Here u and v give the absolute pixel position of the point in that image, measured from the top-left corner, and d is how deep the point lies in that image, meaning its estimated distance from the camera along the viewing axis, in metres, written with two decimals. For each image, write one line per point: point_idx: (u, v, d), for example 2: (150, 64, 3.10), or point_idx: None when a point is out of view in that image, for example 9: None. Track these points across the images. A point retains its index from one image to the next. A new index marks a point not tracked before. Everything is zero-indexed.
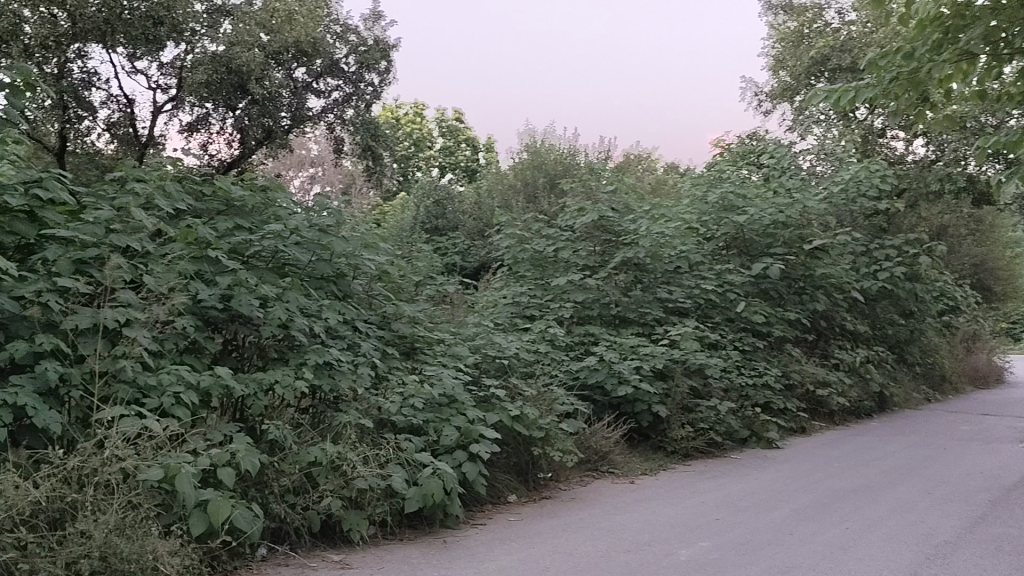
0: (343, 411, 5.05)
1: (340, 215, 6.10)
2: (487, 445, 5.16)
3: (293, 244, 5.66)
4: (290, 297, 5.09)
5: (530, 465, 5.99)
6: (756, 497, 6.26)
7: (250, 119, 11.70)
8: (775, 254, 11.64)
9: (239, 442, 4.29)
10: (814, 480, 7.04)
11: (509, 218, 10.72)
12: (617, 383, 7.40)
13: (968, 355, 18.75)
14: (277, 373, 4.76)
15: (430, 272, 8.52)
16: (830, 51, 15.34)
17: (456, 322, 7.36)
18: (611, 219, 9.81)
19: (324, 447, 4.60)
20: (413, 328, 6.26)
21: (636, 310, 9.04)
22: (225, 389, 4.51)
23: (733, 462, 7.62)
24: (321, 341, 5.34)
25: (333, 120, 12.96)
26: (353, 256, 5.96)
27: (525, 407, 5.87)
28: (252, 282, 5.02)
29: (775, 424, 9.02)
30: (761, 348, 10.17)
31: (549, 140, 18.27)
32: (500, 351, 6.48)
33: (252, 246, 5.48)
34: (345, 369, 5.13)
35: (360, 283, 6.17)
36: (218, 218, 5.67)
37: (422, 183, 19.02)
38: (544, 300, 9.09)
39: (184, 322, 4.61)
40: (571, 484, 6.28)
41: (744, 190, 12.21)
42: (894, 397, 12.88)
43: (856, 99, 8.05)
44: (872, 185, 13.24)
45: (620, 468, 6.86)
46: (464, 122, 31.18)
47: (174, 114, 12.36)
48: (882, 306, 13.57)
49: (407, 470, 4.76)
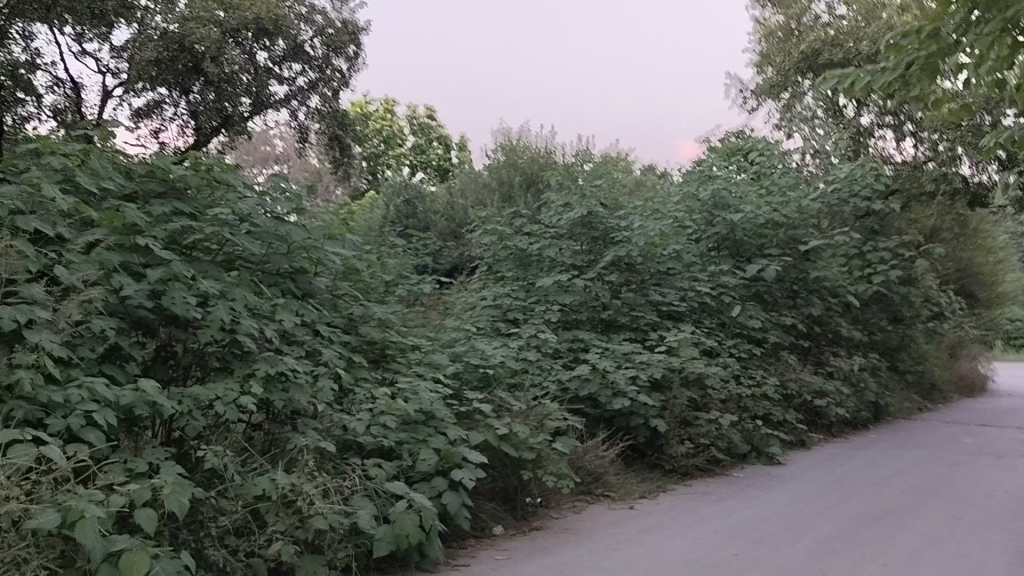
0: (301, 432, 4.24)
1: (301, 201, 5.24)
2: (471, 472, 4.37)
3: (244, 234, 4.85)
4: (237, 294, 4.26)
5: (519, 491, 5.19)
6: (770, 524, 5.50)
7: (206, 103, 10.84)
8: (769, 255, 10.97)
9: (169, 474, 3.47)
10: (831, 503, 6.31)
11: (487, 214, 9.95)
12: (612, 395, 6.58)
13: (954, 362, 18.30)
14: (220, 386, 3.94)
15: (403, 272, 7.70)
16: (820, 45, 14.77)
17: (432, 327, 6.55)
18: (601, 214, 8.97)
19: (275, 477, 3.78)
20: (383, 332, 5.47)
21: (629, 315, 8.26)
22: (152, 406, 3.67)
23: (737, 482, 6.88)
24: (275, 348, 4.51)
25: (298, 107, 12.10)
26: (315, 248, 5.15)
27: (514, 423, 5.09)
28: (189, 276, 4.19)
29: (777, 438, 8.31)
30: (758, 356, 9.47)
31: (525, 139, 17.51)
32: (483, 359, 5.72)
33: (194, 235, 4.66)
34: (303, 382, 4.29)
35: (323, 281, 5.35)
36: (154, 200, 4.83)
37: (393, 182, 18.15)
38: (527, 303, 8.33)
39: (103, 324, 3.77)
40: (563, 511, 5.47)
41: (736, 187, 11.54)
42: (890, 406, 12.29)
43: (870, 85, 7.43)
44: (866, 185, 12.62)
45: (617, 491, 6.07)
46: (436, 120, 30.30)
47: (123, 99, 11.43)
48: (875, 311, 12.98)
49: (376, 504, 3.97)
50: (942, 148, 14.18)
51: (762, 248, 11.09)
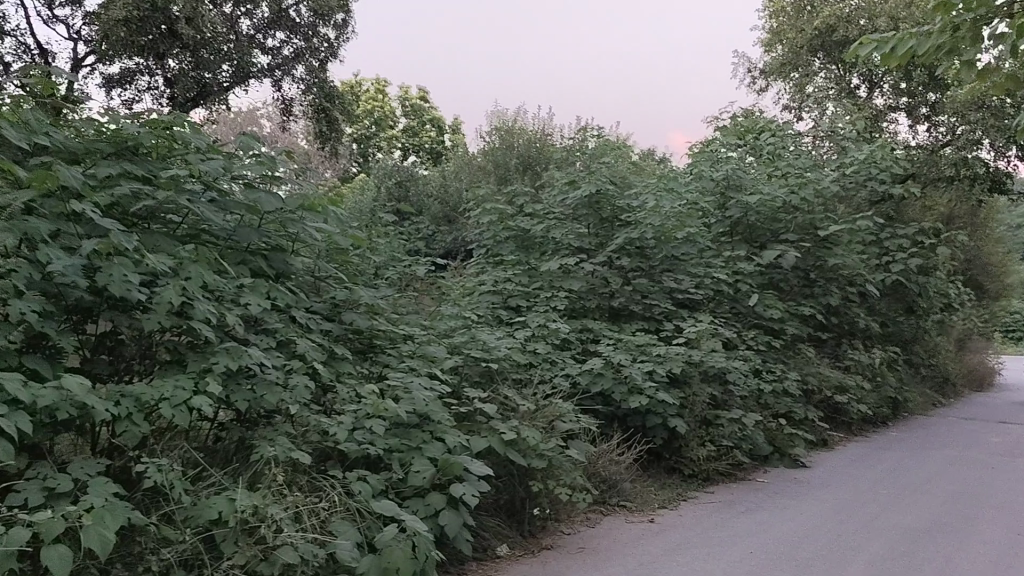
0: (270, 439, 3.52)
1: (276, 167, 4.49)
2: (474, 486, 3.65)
3: (206, 203, 4.11)
4: (193, 271, 3.53)
5: (526, 504, 4.49)
6: (812, 543, 4.81)
7: (183, 71, 10.07)
8: (785, 242, 10.28)
9: (95, 497, 2.75)
10: (873, 515, 5.61)
11: (486, 192, 9.22)
12: (628, 392, 5.85)
13: (962, 355, 17.72)
14: (168, 384, 3.22)
15: (395, 253, 6.98)
16: (835, 21, 14.07)
17: (427, 314, 5.83)
18: (610, 194, 8.21)
19: (234, 497, 3.06)
20: (371, 320, 4.76)
21: (641, 303, 7.55)
22: (80, 408, 2.95)
23: (764, 488, 6.19)
24: (241, 338, 3.78)
25: (282, 78, 11.32)
26: (291, 222, 4.42)
27: (523, 428, 4.37)
28: (134, 250, 3.45)
29: (800, 437, 7.64)
30: (775, 349, 8.80)
31: (522, 119, 16.75)
32: (485, 351, 5.02)
33: (144, 202, 3.92)
34: (273, 378, 3.57)
35: (302, 261, 4.62)
36: (100, 161, 4.08)
37: (383, 164, 17.34)
38: (530, 288, 7.60)
39: (21, 305, 3.04)
40: (576, 525, 4.77)
41: (749, 168, 10.83)
42: (906, 402, 11.67)
43: (908, 53, 6.81)
44: (884, 168, 11.93)
45: (634, 501, 5.39)
46: (429, 101, 29.41)
47: (96, 67, 10.60)
48: (892, 301, 12.32)
49: (358, 527, 3.26)
50: (961, 131, 13.49)
51: (777, 234, 10.40)
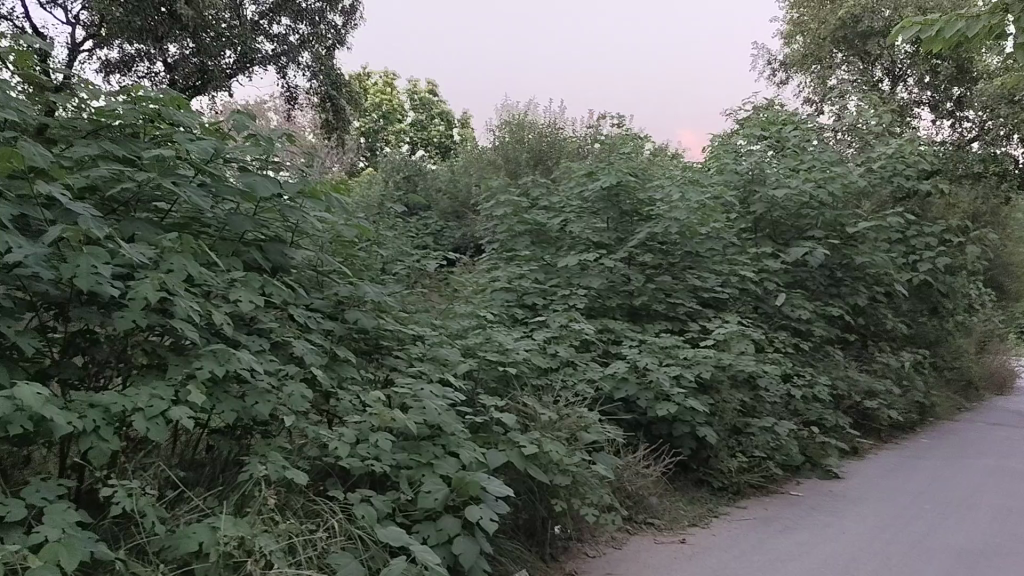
0: (261, 455, 3.09)
1: (274, 149, 4.06)
2: (493, 509, 3.22)
3: (194, 187, 3.68)
4: (176, 263, 3.10)
5: (548, 525, 4.07)
6: (863, 568, 4.34)
7: (184, 56, 9.70)
8: (811, 239, 9.81)
9: (51, 527, 2.33)
10: (923, 535, 5.15)
11: (499, 184, 8.79)
12: (655, 399, 5.41)
13: (983, 358, 17.21)
14: (143, 393, 2.80)
15: (403, 248, 6.55)
16: (860, 10, 13.58)
17: (439, 313, 5.39)
18: (631, 186, 7.76)
19: (217, 524, 2.64)
20: (377, 320, 4.34)
21: (665, 302, 7.11)
22: (38, 420, 2.53)
23: (799, 503, 5.74)
24: (232, 340, 3.36)
25: (286, 66, 10.89)
26: (289, 210, 3.98)
27: (545, 440, 3.94)
28: (108, 238, 3.03)
29: (832, 446, 7.20)
30: (803, 352, 8.35)
31: (533, 112, 16.29)
32: (502, 354, 4.59)
33: (126, 187, 3.49)
34: (265, 385, 3.14)
35: (301, 253, 4.19)
36: (77, 141, 3.65)
37: (390, 158, 16.89)
38: (547, 285, 7.16)
39: None
40: (602, 547, 4.34)
41: (774, 162, 10.37)
42: (933, 408, 11.21)
43: (957, 37, 6.30)
44: (912, 163, 11.44)
45: (662, 518, 4.95)
46: (438, 95, 28.95)
47: (94, 51, 10.19)
48: (917, 303, 11.84)
49: (360, 560, 2.82)
50: (990, 125, 12.99)
51: (802, 230, 9.94)
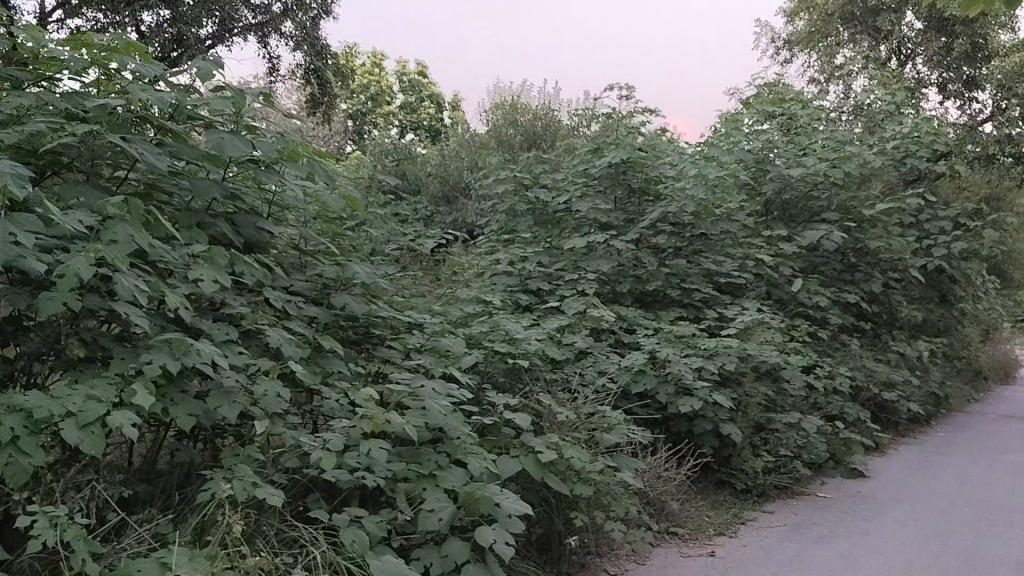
0: (228, 468, 2.55)
1: (246, 105, 3.48)
2: (506, 530, 2.69)
3: (154, 147, 3.12)
4: (122, 233, 2.54)
5: (564, 540, 3.55)
6: None
7: (159, 25, 9.10)
8: (824, 222, 9.29)
9: None
10: (973, 542, 4.66)
11: (496, 161, 8.22)
12: (677, 394, 4.88)
13: (988, 348, 16.76)
14: (78, 392, 2.25)
15: (396, 229, 5.98)
16: None
17: (439, 298, 4.86)
18: (640, 162, 7.20)
19: (167, 559, 2.09)
20: (368, 306, 3.79)
21: (679, 287, 6.58)
22: None
23: (831, 505, 5.25)
24: (194, 327, 2.80)
25: (269, 36, 10.25)
26: (266, 176, 3.42)
27: (563, 445, 3.41)
28: (37, 201, 2.46)
29: (856, 441, 6.71)
30: (820, 341, 7.84)
31: (527, 91, 15.69)
32: (510, 343, 4.06)
33: (67, 144, 2.91)
34: (232, 382, 2.60)
35: (280, 227, 3.63)
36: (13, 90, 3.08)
37: (379, 140, 16.26)
38: (551, 269, 6.63)
39: None
40: (624, 561, 3.83)
41: (784, 140, 9.84)
42: (947, 400, 10.74)
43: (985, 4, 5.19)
44: (927, 142, 10.91)
45: (686, 527, 4.46)
46: (428, 77, 28.24)
47: (63, 22, 9.55)
48: (928, 289, 11.34)
49: None
50: (1004, 105, 12.46)
51: (814, 213, 9.42)
